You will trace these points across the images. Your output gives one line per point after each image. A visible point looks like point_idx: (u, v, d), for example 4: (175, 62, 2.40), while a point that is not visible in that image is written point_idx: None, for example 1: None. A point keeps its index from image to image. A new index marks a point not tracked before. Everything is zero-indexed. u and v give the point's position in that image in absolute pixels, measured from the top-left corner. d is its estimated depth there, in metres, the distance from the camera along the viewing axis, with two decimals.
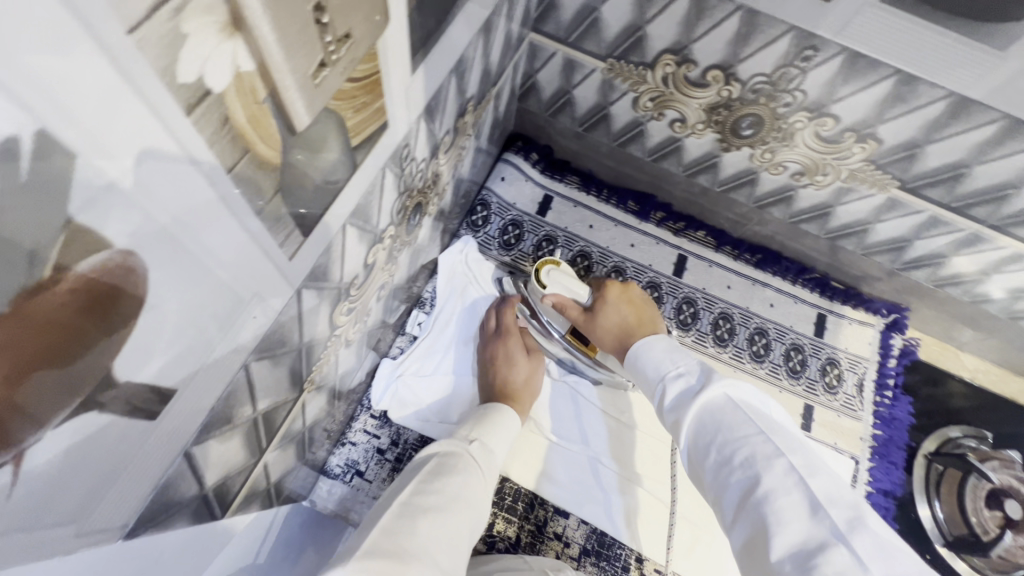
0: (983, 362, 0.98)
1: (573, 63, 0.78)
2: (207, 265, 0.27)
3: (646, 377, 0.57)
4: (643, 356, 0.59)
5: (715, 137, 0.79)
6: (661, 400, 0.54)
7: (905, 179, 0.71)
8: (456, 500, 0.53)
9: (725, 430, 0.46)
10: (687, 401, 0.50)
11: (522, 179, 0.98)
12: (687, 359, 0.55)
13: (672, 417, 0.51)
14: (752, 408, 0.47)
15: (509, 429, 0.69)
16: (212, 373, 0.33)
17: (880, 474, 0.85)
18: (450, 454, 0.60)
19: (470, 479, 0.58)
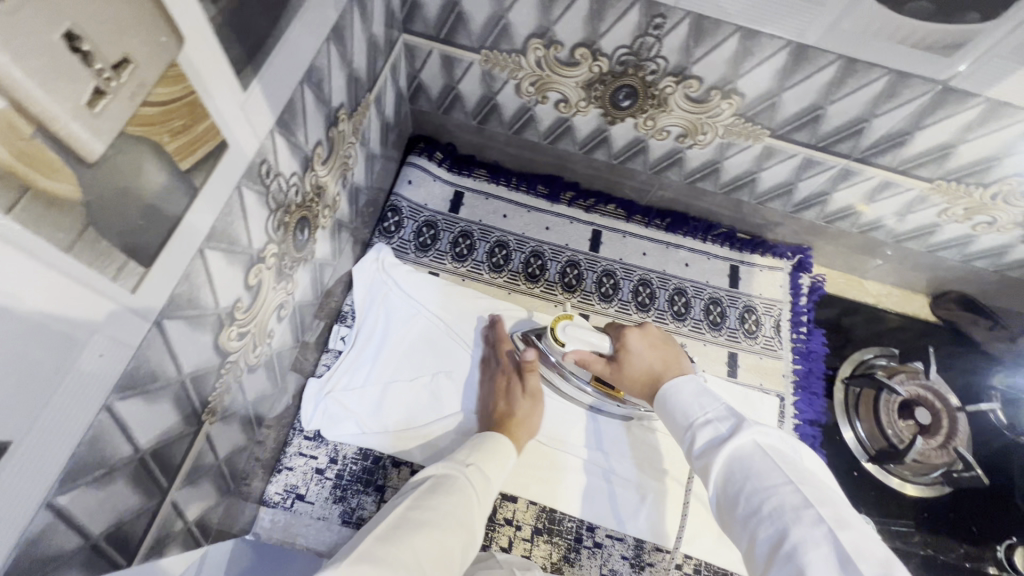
0: (884, 286, 1.05)
1: (451, 59, 0.80)
2: (9, 309, 0.26)
3: (674, 422, 0.59)
4: (675, 406, 0.60)
5: (599, 112, 0.82)
6: (690, 445, 0.55)
7: (773, 127, 0.76)
8: (447, 517, 0.56)
9: (756, 480, 0.48)
10: (715, 449, 0.52)
11: (429, 179, 0.98)
12: (714, 405, 0.57)
13: (700, 462, 0.53)
14: (781, 456, 0.49)
15: (499, 454, 0.69)
16: (61, 419, 0.32)
17: (804, 405, 0.90)
18: (446, 479, 0.62)
19: (464, 501, 0.60)
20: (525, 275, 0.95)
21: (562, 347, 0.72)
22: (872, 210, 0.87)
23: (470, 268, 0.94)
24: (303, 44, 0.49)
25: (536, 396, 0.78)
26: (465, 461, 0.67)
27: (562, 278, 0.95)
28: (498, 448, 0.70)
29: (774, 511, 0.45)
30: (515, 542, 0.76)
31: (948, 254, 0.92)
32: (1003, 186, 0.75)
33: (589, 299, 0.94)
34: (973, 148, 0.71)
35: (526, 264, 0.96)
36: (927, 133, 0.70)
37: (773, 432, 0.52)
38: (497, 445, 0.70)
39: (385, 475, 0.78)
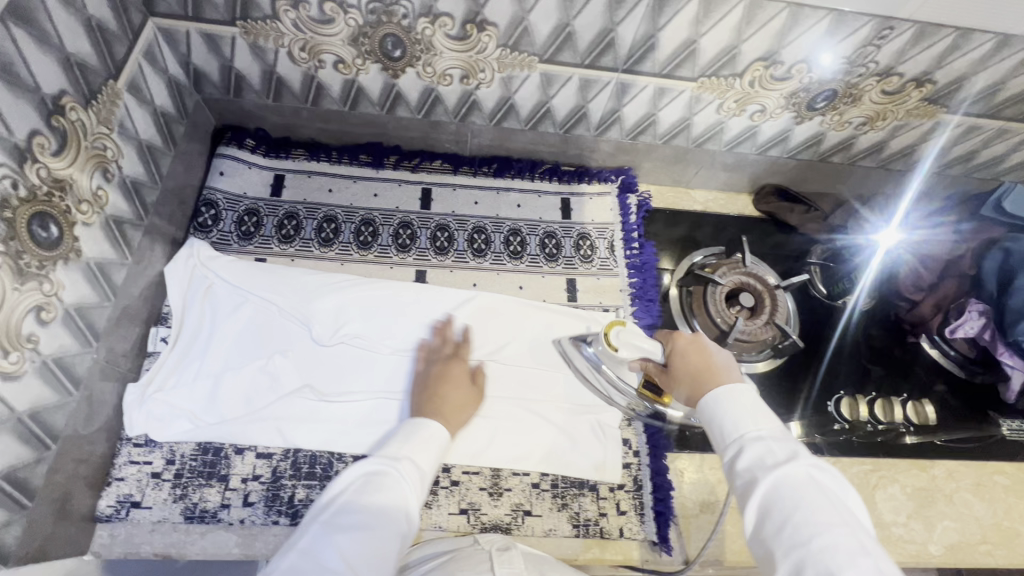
0: (708, 193, 1.12)
1: (213, 37, 0.78)
2: None
3: (718, 435, 0.54)
4: (719, 403, 0.55)
5: (378, 67, 0.82)
6: (736, 458, 0.50)
7: (539, 52, 0.79)
8: (379, 518, 0.53)
9: (819, 522, 0.43)
10: (760, 470, 0.48)
11: (244, 168, 0.96)
12: (769, 428, 0.52)
13: (742, 483, 0.49)
14: (837, 498, 0.46)
15: (437, 443, 0.65)
16: None
17: (642, 313, 0.96)
18: (374, 477, 0.56)
19: (397, 492, 0.55)
20: (357, 244, 0.95)
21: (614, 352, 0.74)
22: (664, 118, 0.92)
23: (299, 247, 0.93)
24: None
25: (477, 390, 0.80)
26: (399, 453, 0.61)
27: (395, 240, 0.96)
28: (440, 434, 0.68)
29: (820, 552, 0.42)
30: None
31: (745, 149, 0.99)
32: (754, 72, 0.82)
33: (425, 256, 0.96)
34: (713, 40, 0.76)
35: (357, 234, 0.96)
36: (668, 33, 0.75)
37: (828, 469, 0.49)
38: (438, 429, 0.68)
39: (229, 465, 0.77)
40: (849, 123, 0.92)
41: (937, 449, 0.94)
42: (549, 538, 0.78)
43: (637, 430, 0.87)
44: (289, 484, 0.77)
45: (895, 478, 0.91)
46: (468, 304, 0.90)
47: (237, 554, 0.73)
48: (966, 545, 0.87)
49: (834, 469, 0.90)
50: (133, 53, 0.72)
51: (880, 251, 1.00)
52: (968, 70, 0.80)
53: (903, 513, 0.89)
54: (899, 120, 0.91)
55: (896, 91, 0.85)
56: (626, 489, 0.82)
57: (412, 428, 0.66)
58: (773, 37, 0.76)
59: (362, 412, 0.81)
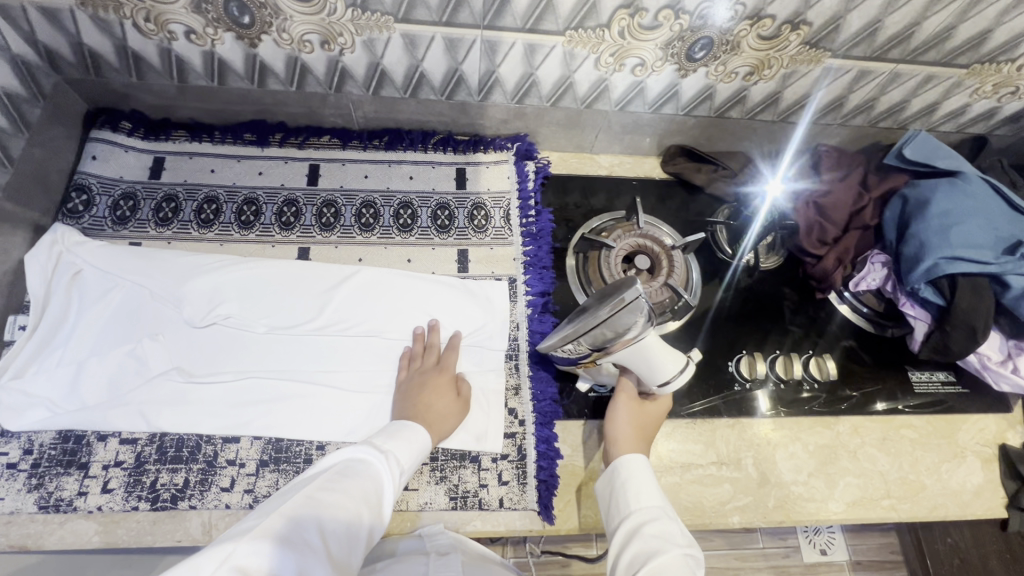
0: (615, 157, 1.09)
1: (51, 11, 0.75)
2: None
3: (633, 502, 0.67)
4: (637, 475, 0.69)
5: (232, 36, 0.80)
6: (643, 525, 0.64)
7: (391, 11, 0.76)
8: (355, 501, 0.57)
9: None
10: (665, 543, 0.61)
11: (118, 151, 0.93)
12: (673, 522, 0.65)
13: (639, 542, 0.62)
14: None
15: (414, 444, 0.70)
16: None
17: (534, 281, 0.93)
18: (354, 463, 0.61)
19: (374, 483, 0.60)
20: (238, 224, 0.92)
21: (658, 386, 0.65)
22: (544, 78, 0.89)
23: (177, 229, 0.91)
24: None
25: (459, 400, 0.79)
26: (382, 446, 0.66)
27: (279, 218, 0.93)
28: (416, 440, 0.71)
29: None
30: (239, 480, 0.75)
31: (637, 108, 0.96)
32: (620, 22, 0.79)
33: (309, 233, 0.93)
34: None
35: (239, 213, 0.93)
36: None
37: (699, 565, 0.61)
38: (411, 433, 0.71)
39: (90, 452, 0.74)
40: (736, 74, 0.89)
41: (842, 405, 0.91)
42: (424, 512, 0.75)
43: (524, 399, 0.84)
44: (152, 469, 0.74)
45: (797, 437, 0.88)
46: (349, 280, 0.88)
47: (96, 543, 0.70)
48: (868, 500, 0.84)
49: (734, 430, 0.87)
50: None
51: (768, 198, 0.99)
52: (840, 8, 0.77)
53: (804, 471, 0.86)
54: (786, 67, 0.88)
55: (773, 36, 0.82)
56: (510, 459, 0.80)
57: (404, 430, 0.71)
58: None
59: (233, 392, 0.79)
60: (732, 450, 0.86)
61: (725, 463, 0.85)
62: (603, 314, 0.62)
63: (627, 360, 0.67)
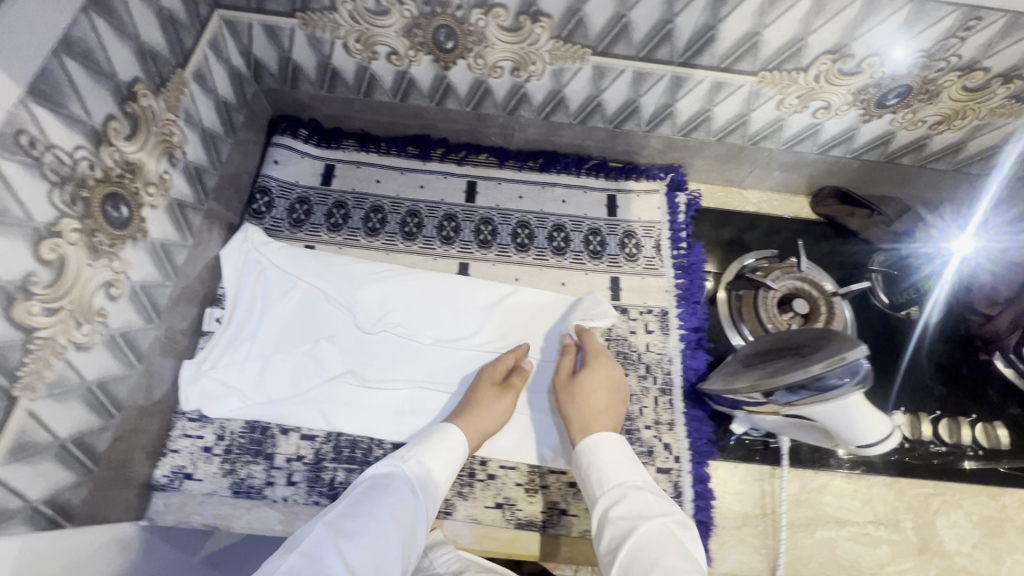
0: (763, 193, 1.08)
1: (273, 28, 0.80)
2: None
3: (598, 480, 0.68)
4: (600, 454, 0.69)
5: (430, 59, 0.83)
6: (612, 505, 0.64)
7: (592, 44, 0.77)
8: (381, 521, 0.57)
9: (668, 558, 0.56)
10: (638, 520, 0.61)
11: (297, 157, 0.99)
12: (642, 478, 0.67)
13: (615, 526, 0.62)
14: (683, 549, 0.58)
15: (445, 450, 0.70)
16: None
17: (687, 316, 0.92)
18: (386, 479, 0.63)
19: (402, 500, 0.61)
20: (402, 234, 0.96)
21: (857, 447, 0.65)
22: (719, 114, 0.89)
23: (347, 236, 0.95)
24: (43, 10, 0.49)
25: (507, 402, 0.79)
26: (412, 457, 0.67)
27: (440, 232, 0.97)
28: (452, 450, 0.70)
29: None
30: None
31: (805, 148, 0.94)
32: (821, 66, 0.78)
33: (468, 249, 0.96)
34: (777, 31, 0.73)
35: (403, 224, 0.97)
36: (730, 23, 0.72)
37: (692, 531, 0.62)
38: (446, 439, 0.71)
39: (274, 444, 0.79)
40: (924, 122, 0.86)
41: (1012, 477, 0.86)
42: (584, 539, 0.77)
43: (678, 435, 0.84)
44: (330, 466, 0.78)
45: (959, 505, 0.84)
46: (506, 298, 0.90)
47: (279, 531, 0.75)
48: None
49: (892, 489, 0.85)
50: (200, 45, 0.75)
51: (955, 258, 0.95)
52: None
53: (967, 542, 0.82)
54: (981, 119, 0.84)
55: (979, 88, 0.78)
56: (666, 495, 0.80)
57: (433, 434, 0.72)
58: (843, 28, 0.72)
59: (400, 401, 0.82)
60: (890, 511, 0.83)
61: (882, 523, 0.82)
62: (817, 370, 0.62)
63: (830, 415, 0.66)
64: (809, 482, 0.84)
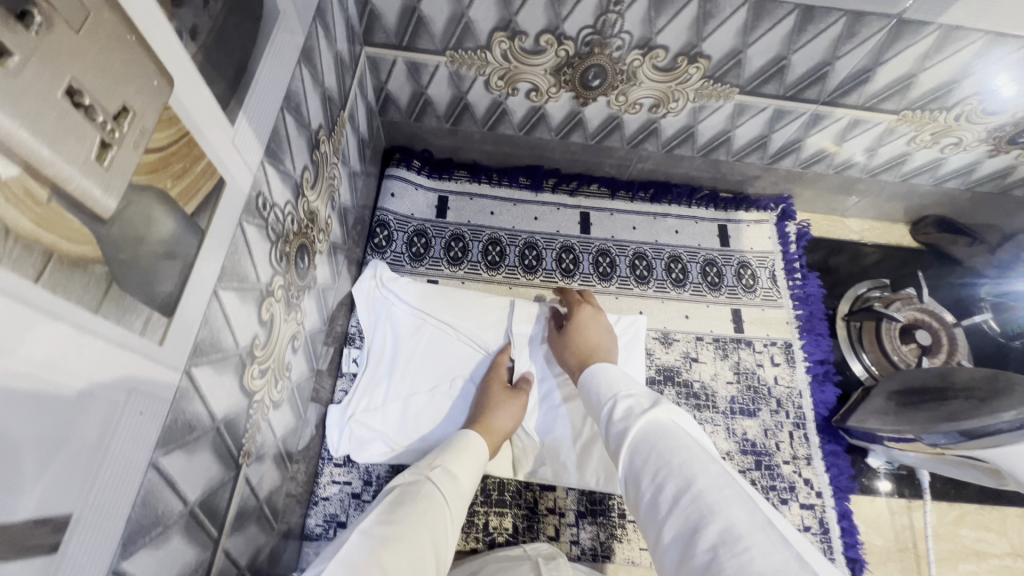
0: (865, 221, 1.08)
1: (417, 65, 0.79)
2: (72, 387, 0.28)
3: (600, 398, 0.57)
4: (603, 375, 0.60)
5: (570, 95, 0.82)
6: (611, 411, 0.53)
7: (742, 84, 0.77)
8: (415, 529, 0.52)
9: (667, 449, 0.44)
10: (632, 417, 0.49)
11: (411, 189, 0.97)
12: (639, 386, 0.55)
13: (614, 432, 0.50)
14: (689, 437, 0.45)
15: (472, 458, 0.65)
16: (124, 467, 0.33)
17: (812, 347, 0.93)
18: (411, 486, 0.58)
19: (432, 507, 0.56)
20: (523, 267, 0.95)
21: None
22: (845, 149, 0.90)
23: (468, 269, 0.94)
24: (278, 70, 0.48)
25: (523, 403, 0.76)
26: (436, 464, 0.62)
27: (559, 265, 0.96)
28: (473, 453, 0.66)
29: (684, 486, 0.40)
30: (562, 529, 0.77)
31: (922, 180, 0.96)
32: (965, 107, 0.79)
33: (589, 281, 0.95)
34: (933, 74, 0.73)
35: (522, 257, 0.96)
36: (888, 67, 0.73)
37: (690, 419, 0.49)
38: (471, 443, 0.67)
39: None
40: None
41: None
42: None
43: (818, 470, 0.84)
44: (480, 511, 0.77)
45: None
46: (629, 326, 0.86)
47: None
48: None
49: None
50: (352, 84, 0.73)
51: None
52: None
53: None
54: None
55: None
56: (814, 532, 0.80)
57: (454, 441, 0.68)
58: (999, 73, 0.73)
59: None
60: None
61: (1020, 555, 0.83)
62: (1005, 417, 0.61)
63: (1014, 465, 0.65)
64: (945, 514, 0.85)
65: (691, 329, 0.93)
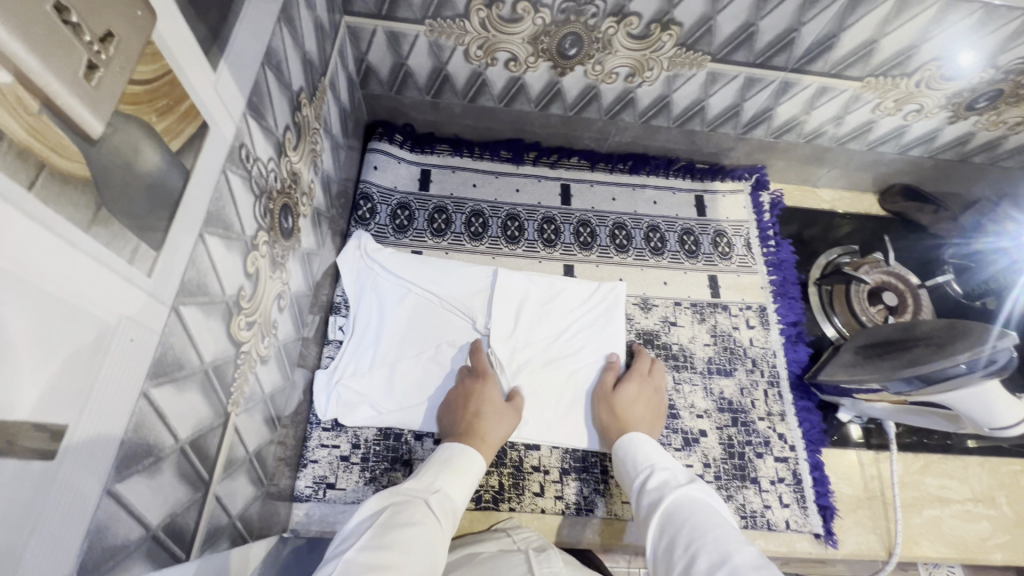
0: (836, 191, 1.12)
1: (397, 35, 0.80)
2: (64, 299, 0.29)
3: (636, 466, 0.67)
4: (640, 446, 0.69)
5: (548, 65, 0.84)
6: (646, 481, 0.63)
7: (713, 52, 0.80)
8: (409, 547, 0.50)
9: (703, 518, 0.53)
10: (668, 489, 0.59)
11: (394, 162, 0.98)
12: (674, 464, 0.65)
13: (649, 498, 0.60)
14: (721, 517, 0.54)
15: (467, 476, 0.64)
16: (116, 389, 0.34)
17: (785, 310, 0.96)
18: (404, 507, 0.55)
19: (427, 529, 0.53)
20: (505, 238, 0.97)
21: (986, 428, 0.72)
22: (814, 117, 0.93)
23: (451, 241, 0.96)
24: (258, 24, 0.49)
25: (513, 412, 0.76)
26: (432, 484, 0.60)
27: (541, 235, 0.98)
28: (468, 468, 0.65)
29: (717, 556, 0.47)
30: (547, 486, 0.79)
31: (888, 148, 1.00)
32: (924, 73, 0.82)
33: (570, 251, 0.98)
34: (894, 40, 0.77)
35: (504, 228, 0.98)
36: (851, 33, 0.76)
37: (721, 508, 0.58)
38: (472, 461, 0.66)
39: (410, 449, 0.80)
40: (1004, 123, 0.92)
41: None
42: None
43: (791, 425, 0.87)
44: None
45: None
46: (608, 293, 0.89)
47: None
48: None
49: (983, 468, 0.90)
50: (333, 52, 0.74)
51: None
52: None
53: None
54: None
55: None
56: (787, 483, 0.84)
57: (450, 455, 0.66)
58: (956, 37, 0.76)
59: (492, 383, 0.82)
60: (985, 488, 0.89)
61: (980, 500, 0.88)
62: (963, 359, 0.66)
63: (967, 404, 0.70)
64: (911, 464, 0.89)
65: (670, 295, 0.96)
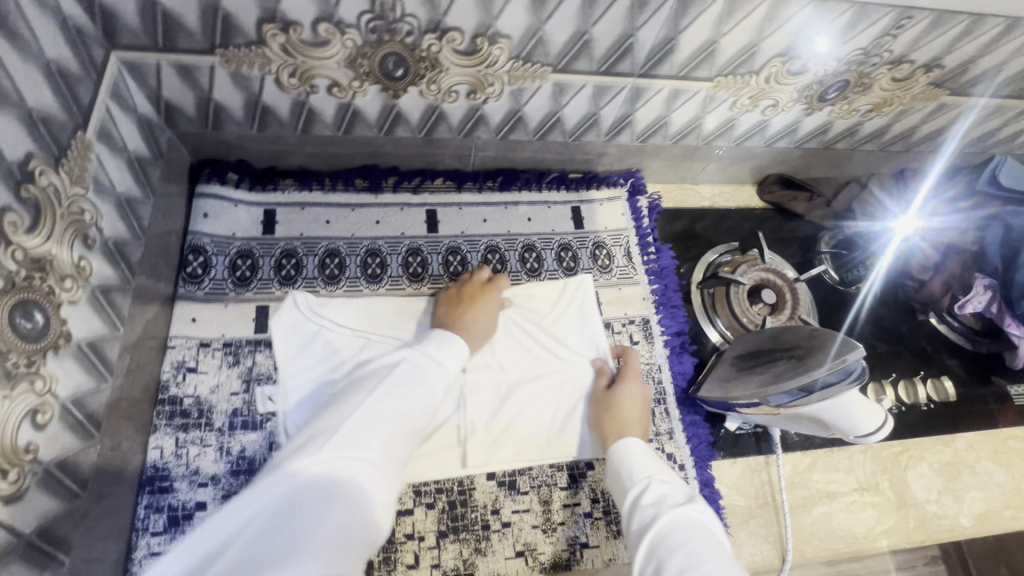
0: (715, 186, 1.10)
1: (187, 67, 0.69)
2: None
3: (631, 475, 0.64)
4: (632, 454, 0.67)
5: (377, 88, 0.75)
6: (640, 494, 0.61)
7: (553, 63, 0.74)
8: (411, 408, 0.58)
9: (699, 546, 0.52)
10: (665, 506, 0.57)
11: (228, 206, 0.86)
12: (672, 475, 0.63)
13: (640, 517, 0.58)
14: (721, 544, 0.53)
15: (458, 354, 0.70)
16: None
17: (668, 321, 0.93)
18: (407, 372, 0.61)
19: (426, 394, 0.61)
20: (366, 277, 0.88)
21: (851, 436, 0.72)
22: (676, 118, 0.90)
23: (303, 288, 0.86)
24: None
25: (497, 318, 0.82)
26: (434, 356, 0.66)
27: (406, 269, 0.90)
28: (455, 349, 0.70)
29: None
30: (422, 555, 0.73)
31: (755, 142, 0.98)
32: (771, 69, 0.80)
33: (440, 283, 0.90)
34: (733, 39, 0.73)
35: (364, 266, 0.89)
36: (689, 34, 0.72)
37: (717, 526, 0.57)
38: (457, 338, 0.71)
39: None
40: (857, 111, 0.92)
41: (957, 423, 0.96)
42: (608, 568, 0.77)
43: (679, 443, 0.85)
44: None
45: (923, 456, 0.92)
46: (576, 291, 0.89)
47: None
48: (993, 514, 0.90)
49: (867, 455, 0.91)
50: (98, 96, 0.62)
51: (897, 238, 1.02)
52: (977, 52, 0.81)
53: (934, 490, 0.90)
54: (905, 104, 0.92)
55: (906, 78, 0.85)
56: None
57: (439, 338, 0.70)
58: (795, 31, 0.73)
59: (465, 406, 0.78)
60: (869, 475, 0.90)
61: (865, 489, 0.89)
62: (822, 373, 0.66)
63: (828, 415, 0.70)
64: (799, 463, 0.89)
65: None
